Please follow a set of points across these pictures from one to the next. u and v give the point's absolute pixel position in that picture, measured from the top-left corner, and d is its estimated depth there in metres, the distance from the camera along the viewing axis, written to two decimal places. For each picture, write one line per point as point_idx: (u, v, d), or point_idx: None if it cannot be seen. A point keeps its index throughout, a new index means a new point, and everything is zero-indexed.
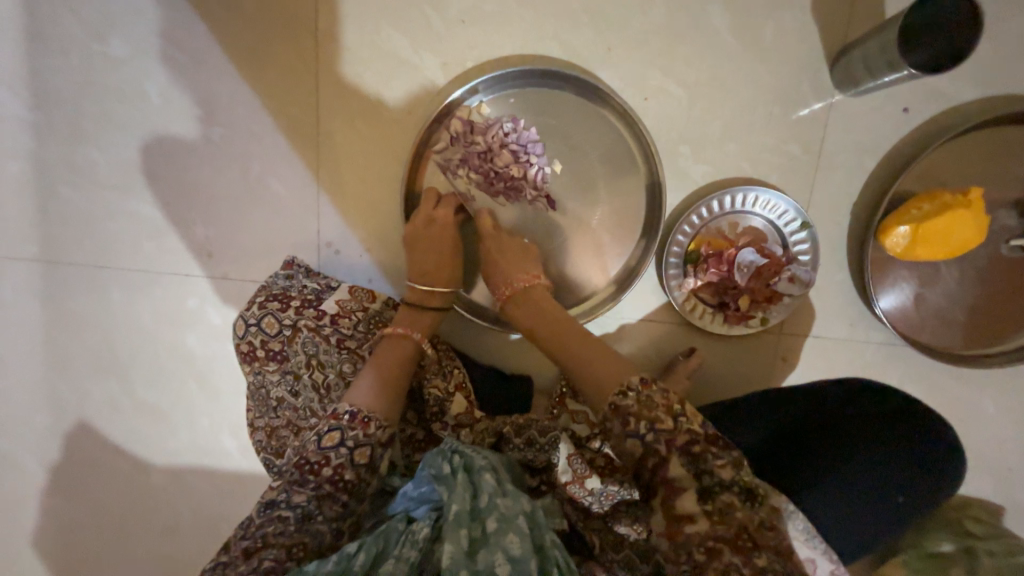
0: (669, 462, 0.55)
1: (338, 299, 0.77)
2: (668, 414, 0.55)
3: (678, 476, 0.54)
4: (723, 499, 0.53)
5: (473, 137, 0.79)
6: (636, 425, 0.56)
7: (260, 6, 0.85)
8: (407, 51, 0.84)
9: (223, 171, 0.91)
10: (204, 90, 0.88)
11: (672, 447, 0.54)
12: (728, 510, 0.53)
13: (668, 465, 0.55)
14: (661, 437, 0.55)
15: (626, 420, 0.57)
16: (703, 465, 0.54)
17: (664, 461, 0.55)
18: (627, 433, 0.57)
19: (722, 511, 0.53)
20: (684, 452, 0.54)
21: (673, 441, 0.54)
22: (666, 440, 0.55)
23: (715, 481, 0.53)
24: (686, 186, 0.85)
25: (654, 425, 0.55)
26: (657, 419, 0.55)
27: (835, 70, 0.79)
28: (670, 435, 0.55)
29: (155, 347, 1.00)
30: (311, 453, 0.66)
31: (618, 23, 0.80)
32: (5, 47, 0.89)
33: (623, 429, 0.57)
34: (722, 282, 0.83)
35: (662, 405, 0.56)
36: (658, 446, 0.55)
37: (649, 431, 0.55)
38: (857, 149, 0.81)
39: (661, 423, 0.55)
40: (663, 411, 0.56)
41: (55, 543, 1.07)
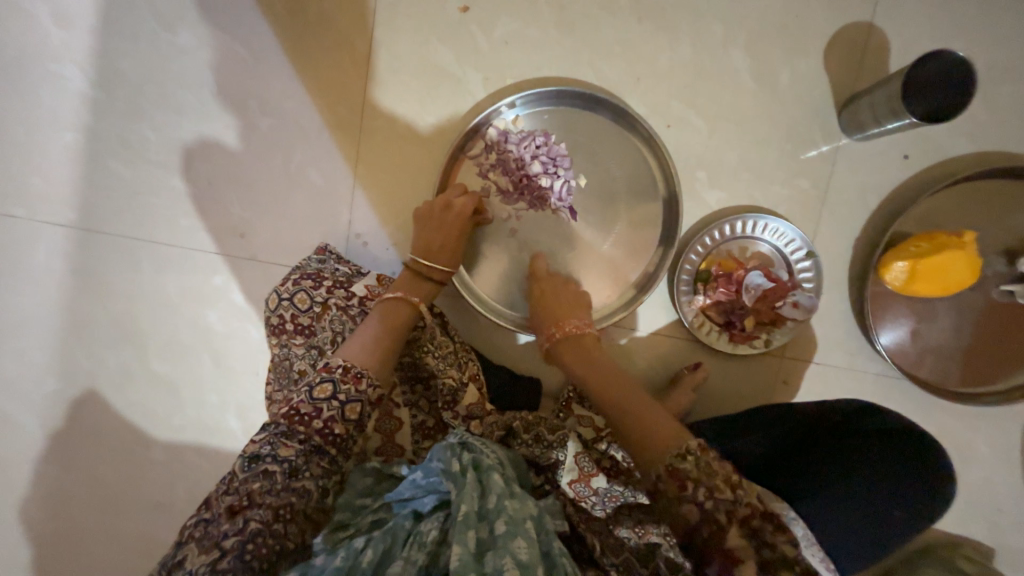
0: (727, 533, 0.54)
1: (367, 284, 0.81)
2: (727, 484, 0.55)
3: (736, 547, 0.54)
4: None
5: (507, 147, 0.89)
6: (694, 492, 0.56)
7: (323, 13, 0.93)
8: (453, 64, 0.92)
9: (267, 159, 0.97)
10: (260, 83, 0.95)
11: (733, 519, 0.54)
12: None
13: (726, 536, 0.54)
14: (722, 508, 0.55)
15: (682, 483, 0.57)
16: (762, 537, 0.53)
17: (722, 530, 0.54)
18: (682, 499, 0.56)
19: None
20: (743, 524, 0.54)
21: (734, 512, 0.54)
22: (727, 511, 0.54)
23: (776, 555, 0.52)
24: (701, 209, 0.90)
25: (713, 493, 0.55)
26: (716, 487, 0.55)
27: (843, 114, 0.86)
28: (732, 507, 0.54)
29: (176, 321, 1.02)
30: (302, 404, 0.67)
31: (648, 56, 0.88)
32: (79, 28, 0.95)
33: (678, 493, 0.57)
34: (730, 302, 0.88)
35: (720, 475, 0.56)
36: (719, 517, 0.54)
37: (708, 499, 0.55)
38: (861, 188, 0.88)
39: (719, 491, 0.55)
40: (721, 481, 0.56)
41: (42, 513, 1.06)
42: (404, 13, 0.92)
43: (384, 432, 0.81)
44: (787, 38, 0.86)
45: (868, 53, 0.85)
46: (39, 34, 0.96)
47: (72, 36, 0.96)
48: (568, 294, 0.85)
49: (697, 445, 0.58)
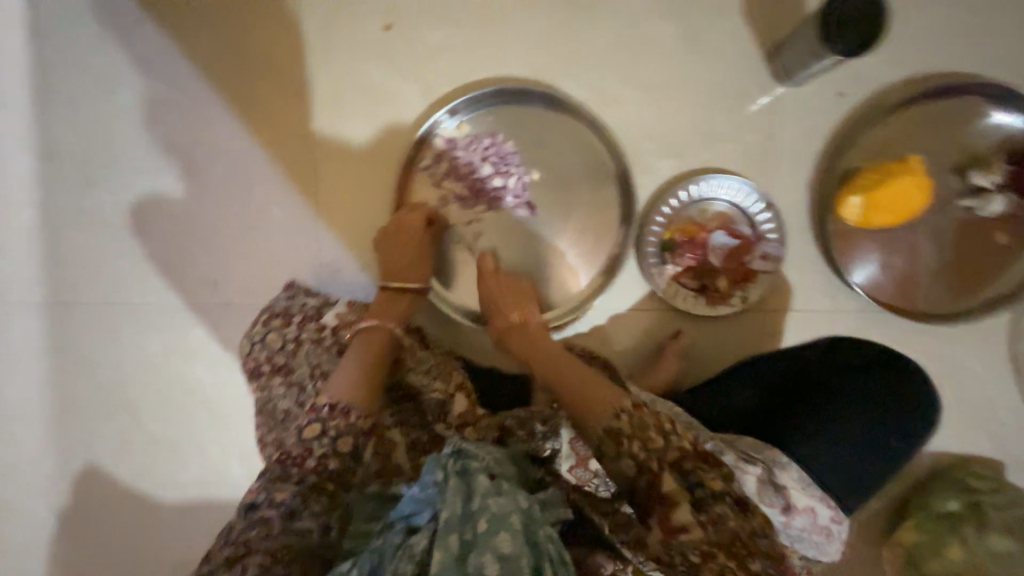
0: (661, 479, 0.57)
1: (337, 312, 0.81)
2: (658, 434, 0.59)
3: (672, 491, 0.57)
4: (716, 509, 0.57)
5: (456, 153, 0.91)
6: (629, 445, 0.58)
7: (254, 55, 0.94)
8: (388, 82, 0.93)
9: (225, 205, 0.97)
10: (205, 133, 0.96)
11: (664, 464, 0.58)
12: (721, 519, 0.57)
13: (661, 482, 0.57)
14: (655, 456, 0.58)
15: (619, 440, 0.59)
16: (693, 478, 0.58)
17: (656, 478, 0.58)
18: (619, 452, 0.59)
19: (715, 522, 0.57)
20: (673, 467, 0.58)
21: (664, 458, 0.58)
22: (658, 458, 0.58)
23: (707, 493, 0.58)
24: (655, 179, 0.91)
25: (645, 444, 0.58)
26: (648, 438, 0.59)
27: (773, 64, 0.87)
28: (662, 454, 0.58)
29: (163, 381, 1.02)
30: (294, 447, 0.68)
31: (575, 41, 0.89)
32: (18, 111, 0.96)
33: (616, 448, 0.60)
34: (698, 265, 0.89)
35: (653, 424, 0.59)
36: (651, 466, 0.58)
37: (643, 451, 0.58)
38: (805, 132, 0.89)
39: (652, 441, 0.58)
40: (654, 431, 0.59)
41: None
42: (333, 42, 0.93)
43: (380, 454, 0.76)
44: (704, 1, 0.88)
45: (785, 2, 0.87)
46: None
47: (12, 122, 0.97)
48: (510, 280, 0.86)
49: (630, 403, 0.61)
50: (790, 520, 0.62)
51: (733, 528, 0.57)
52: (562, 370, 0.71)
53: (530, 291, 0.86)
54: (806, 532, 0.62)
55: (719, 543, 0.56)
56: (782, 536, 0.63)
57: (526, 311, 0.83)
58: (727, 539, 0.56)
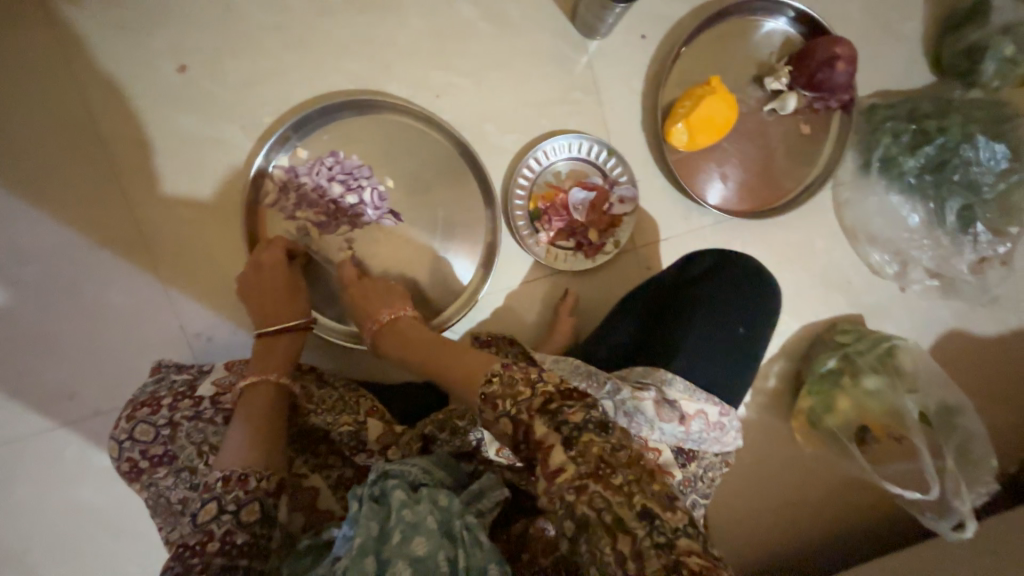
0: (534, 426, 0.50)
1: (213, 380, 0.76)
2: (526, 385, 0.53)
3: (544, 435, 0.50)
4: (584, 439, 0.48)
5: (300, 181, 0.87)
6: (501, 404, 0.52)
7: (37, 135, 0.84)
8: (202, 127, 0.86)
9: (55, 306, 0.86)
10: (2, 234, 0.84)
11: (532, 412, 0.51)
12: (590, 448, 0.48)
13: (534, 429, 0.50)
14: (523, 406, 0.51)
15: (492, 403, 0.53)
16: (559, 416, 0.50)
17: (529, 427, 0.51)
18: (497, 415, 0.53)
19: (584, 453, 0.48)
20: (543, 412, 0.51)
21: (531, 405, 0.51)
22: (525, 406, 0.51)
23: (574, 427, 0.49)
24: (505, 156, 0.93)
25: (516, 399, 0.52)
26: (518, 391, 0.53)
27: (576, 23, 0.92)
28: (529, 402, 0.51)
29: (47, 518, 0.90)
30: (190, 537, 0.58)
31: (385, 41, 0.88)
32: None
33: (493, 413, 0.53)
34: (568, 225, 0.93)
35: (521, 377, 0.53)
36: (521, 417, 0.51)
37: (513, 406, 0.52)
38: (624, 78, 0.95)
39: (521, 394, 0.52)
40: (522, 382, 0.53)
41: None
42: (124, 100, 0.85)
43: (304, 505, 0.74)
44: None
45: None
46: None
47: None
48: (379, 286, 0.83)
49: (497, 363, 0.55)
50: (689, 427, 0.68)
51: (603, 452, 0.48)
52: (444, 352, 0.67)
53: (398, 288, 0.83)
54: (704, 433, 0.69)
55: (592, 475, 0.47)
56: (688, 443, 0.69)
57: (401, 310, 0.79)
58: (596, 467, 0.47)
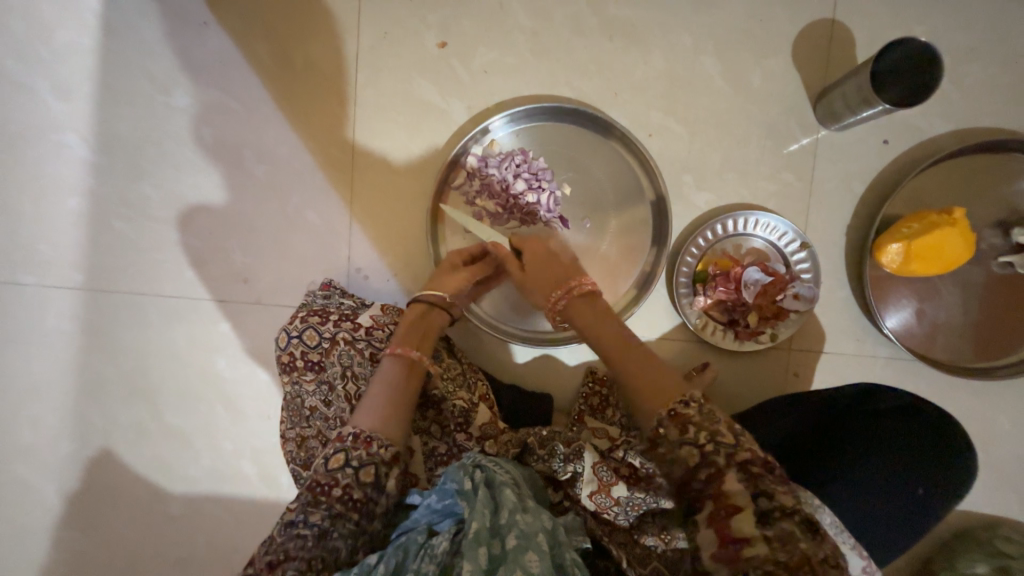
0: (725, 476, 0.56)
1: (372, 314, 0.83)
2: (730, 431, 0.58)
3: (734, 491, 0.55)
4: (784, 525, 0.53)
5: (487, 172, 0.89)
6: (695, 433, 0.58)
7: (309, 62, 0.96)
8: (436, 98, 0.95)
9: (264, 204, 0.99)
10: (253, 133, 0.98)
11: (731, 462, 0.56)
12: (789, 538, 0.52)
13: (724, 478, 0.56)
14: (722, 449, 0.57)
15: (685, 427, 0.58)
16: (761, 486, 0.55)
17: (719, 474, 0.56)
18: (683, 440, 0.58)
19: (782, 538, 0.53)
20: (742, 469, 0.56)
21: (733, 455, 0.56)
22: (726, 453, 0.56)
23: (773, 505, 0.54)
24: (692, 212, 0.92)
25: (714, 437, 0.57)
26: (718, 431, 0.57)
27: (817, 108, 0.88)
28: (731, 450, 0.56)
29: (186, 372, 1.03)
30: (320, 474, 0.65)
31: (623, 72, 0.91)
32: (76, 99, 0.99)
33: (679, 435, 0.58)
34: (730, 300, 0.88)
35: (723, 420, 0.58)
36: (715, 459, 0.56)
37: (710, 442, 0.57)
38: (846, 175, 0.89)
39: (721, 435, 0.57)
40: (724, 426, 0.58)
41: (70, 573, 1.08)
42: (386, 53, 0.95)
43: None
44: (753, 41, 0.89)
45: (834, 47, 0.88)
46: (41, 109, 0.99)
47: (71, 107, 0.99)
48: (546, 263, 0.80)
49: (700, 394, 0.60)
50: None
51: (804, 551, 0.52)
52: (632, 366, 0.68)
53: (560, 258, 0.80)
54: None
55: (787, 564, 0.51)
56: None
57: (569, 285, 0.76)
58: (797, 561, 0.52)
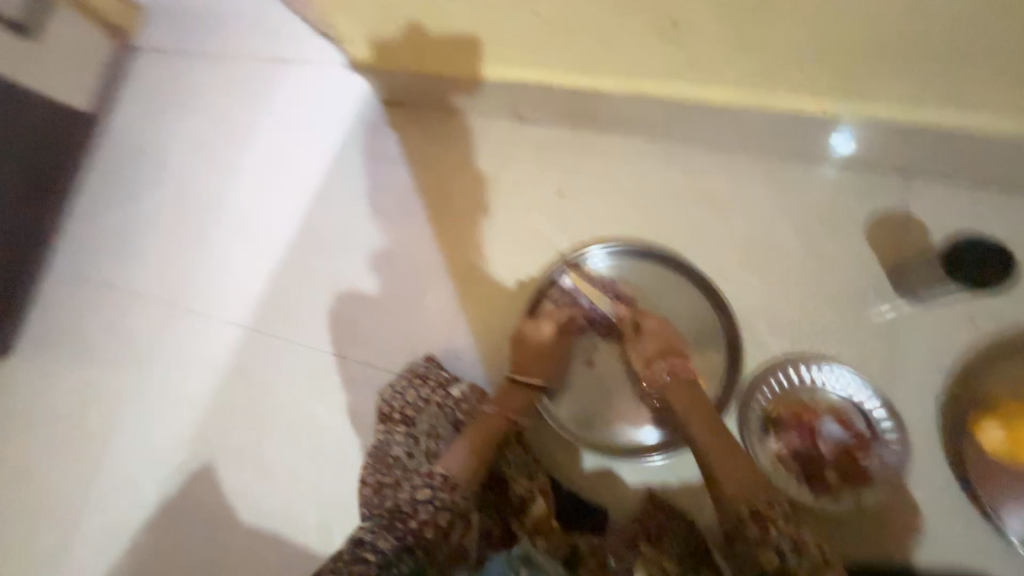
0: None
1: (462, 387, 0.97)
2: (815, 548, 0.71)
3: None
4: None
5: (581, 288, 1.05)
6: (780, 536, 0.72)
7: (455, 188, 1.26)
8: (547, 228, 1.19)
9: (395, 286, 1.24)
10: (402, 233, 1.26)
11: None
12: None
13: None
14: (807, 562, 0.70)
15: (769, 528, 0.73)
16: None
17: None
18: (769, 542, 0.72)
19: None
20: None
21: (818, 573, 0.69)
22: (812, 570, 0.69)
23: None
24: (766, 356, 0.97)
25: (795, 543, 0.71)
26: (803, 543, 0.71)
27: (895, 282, 0.96)
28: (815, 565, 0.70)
29: (295, 411, 1.22)
30: (403, 504, 0.78)
31: (706, 229, 1.09)
32: (293, 195, 1.38)
33: (766, 531, 0.72)
34: (804, 451, 0.88)
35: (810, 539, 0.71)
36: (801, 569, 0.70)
37: (795, 552, 0.71)
38: (930, 347, 0.92)
39: (806, 548, 0.71)
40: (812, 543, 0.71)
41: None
42: (515, 189, 1.22)
43: None
44: (827, 218, 1.03)
45: (908, 232, 0.99)
46: (269, 198, 1.40)
47: (288, 200, 1.38)
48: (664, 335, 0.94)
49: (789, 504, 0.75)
50: None
51: None
52: (726, 450, 0.81)
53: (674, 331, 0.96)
54: None
55: None
56: None
57: (674, 365, 0.91)
58: None
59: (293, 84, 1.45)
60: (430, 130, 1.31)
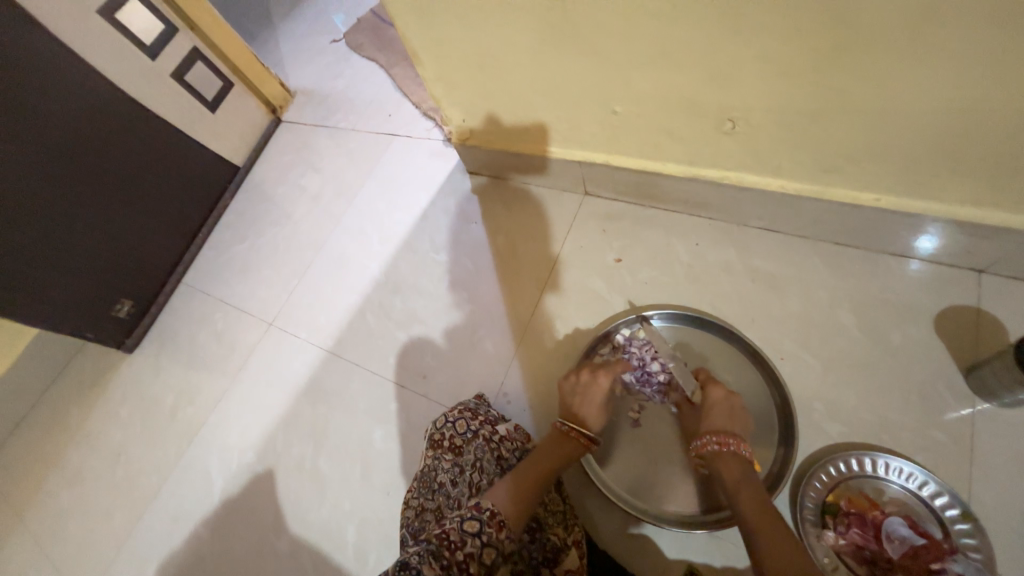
0: None
1: (510, 427, 1.03)
2: None
3: None
4: None
5: (631, 349, 1.09)
6: None
7: (524, 248, 1.41)
8: (604, 290, 1.28)
9: (460, 329, 1.37)
10: (473, 282, 1.42)
11: None
12: None
13: None
14: None
15: None
16: None
17: None
18: None
19: None
20: None
21: None
22: None
23: None
24: (824, 440, 0.95)
25: None
26: None
27: (969, 379, 0.92)
28: None
29: (353, 431, 1.32)
30: (451, 533, 0.78)
31: (762, 306, 1.12)
32: (385, 242, 1.61)
33: None
34: (867, 549, 0.82)
35: None
36: None
37: None
38: (1011, 457, 0.86)
39: None
40: None
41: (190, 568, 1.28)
42: (579, 254, 1.34)
43: None
44: (892, 308, 1.03)
45: (980, 331, 0.97)
46: (366, 243, 1.63)
47: (381, 246, 1.60)
48: (727, 410, 0.94)
49: None
50: None
51: None
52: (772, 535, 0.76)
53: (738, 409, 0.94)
54: None
55: None
56: None
57: (726, 440, 0.89)
58: None
59: (400, 152, 1.75)
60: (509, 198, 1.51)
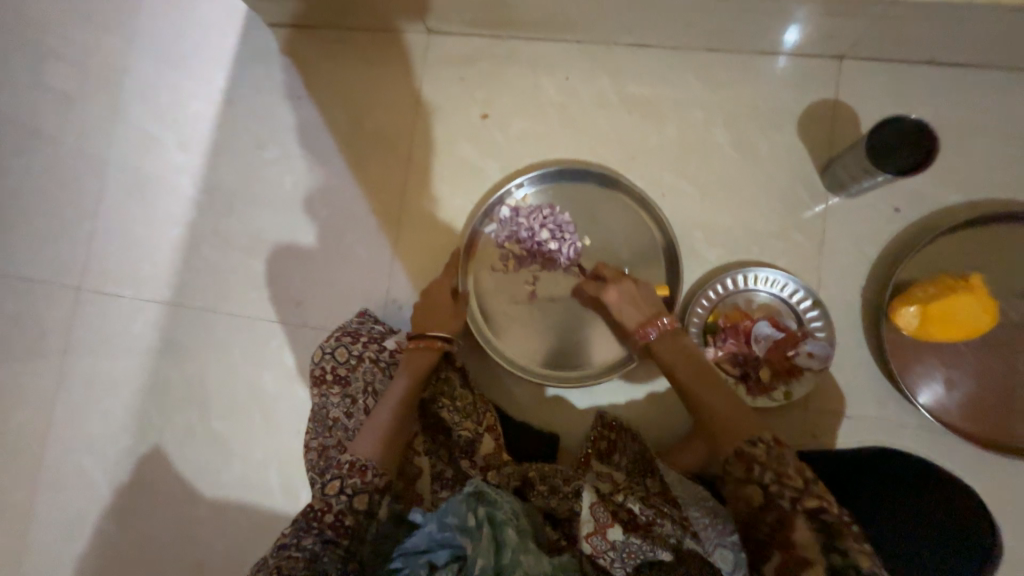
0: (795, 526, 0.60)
1: (396, 340, 0.92)
2: (799, 474, 0.62)
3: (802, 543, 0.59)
4: None
5: (518, 221, 1.01)
6: (761, 472, 0.63)
7: (372, 123, 1.13)
8: (475, 156, 1.09)
9: (323, 239, 1.14)
10: (321, 179, 1.15)
11: (797, 506, 0.60)
12: None
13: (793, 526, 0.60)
14: (787, 491, 0.61)
15: (750, 466, 0.64)
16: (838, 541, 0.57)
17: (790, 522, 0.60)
18: (749, 480, 0.64)
19: None
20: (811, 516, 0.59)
21: (799, 500, 0.60)
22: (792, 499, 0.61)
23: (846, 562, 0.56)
24: (705, 267, 0.97)
25: (779, 477, 0.62)
26: (786, 474, 0.62)
27: (824, 177, 0.95)
28: (798, 495, 0.61)
29: (237, 381, 1.16)
30: (316, 501, 0.75)
31: (642, 140, 1.02)
32: (190, 149, 1.22)
33: (745, 474, 0.64)
34: (741, 354, 0.91)
35: (793, 465, 0.63)
36: (781, 502, 0.61)
37: (774, 481, 0.62)
38: (857, 240, 0.95)
39: (790, 478, 0.61)
40: (793, 470, 0.62)
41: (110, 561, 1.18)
42: (439, 116, 1.11)
43: (407, 477, 0.86)
44: (763, 117, 0.99)
45: (839, 124, 0.97)
46: (165, 155, 1.23)
47: (186, 156, 1.22)
48: (634, 294, 0.87)
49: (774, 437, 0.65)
50: None
51: None
52: (710, 397, 0.73)
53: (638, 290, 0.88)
54: None
55: None
56: None
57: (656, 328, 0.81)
58: None
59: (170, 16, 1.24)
60: (337, 59, 1.15)
